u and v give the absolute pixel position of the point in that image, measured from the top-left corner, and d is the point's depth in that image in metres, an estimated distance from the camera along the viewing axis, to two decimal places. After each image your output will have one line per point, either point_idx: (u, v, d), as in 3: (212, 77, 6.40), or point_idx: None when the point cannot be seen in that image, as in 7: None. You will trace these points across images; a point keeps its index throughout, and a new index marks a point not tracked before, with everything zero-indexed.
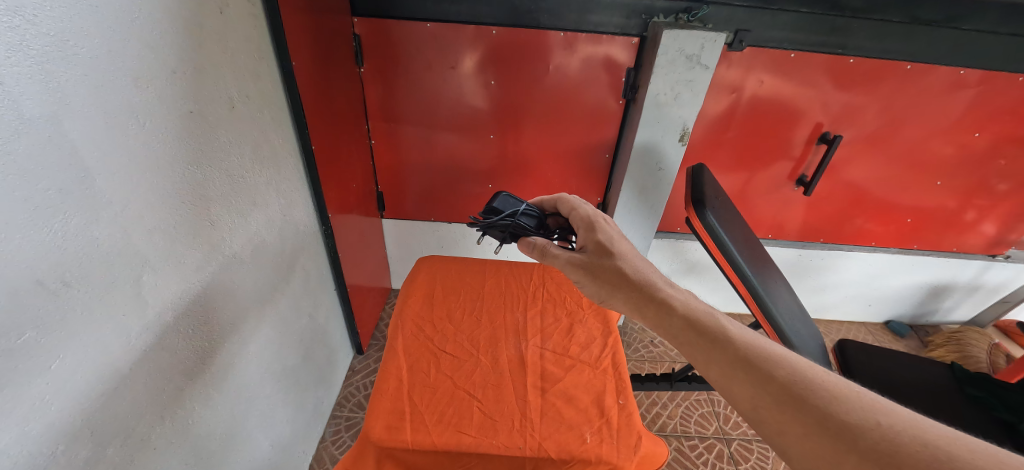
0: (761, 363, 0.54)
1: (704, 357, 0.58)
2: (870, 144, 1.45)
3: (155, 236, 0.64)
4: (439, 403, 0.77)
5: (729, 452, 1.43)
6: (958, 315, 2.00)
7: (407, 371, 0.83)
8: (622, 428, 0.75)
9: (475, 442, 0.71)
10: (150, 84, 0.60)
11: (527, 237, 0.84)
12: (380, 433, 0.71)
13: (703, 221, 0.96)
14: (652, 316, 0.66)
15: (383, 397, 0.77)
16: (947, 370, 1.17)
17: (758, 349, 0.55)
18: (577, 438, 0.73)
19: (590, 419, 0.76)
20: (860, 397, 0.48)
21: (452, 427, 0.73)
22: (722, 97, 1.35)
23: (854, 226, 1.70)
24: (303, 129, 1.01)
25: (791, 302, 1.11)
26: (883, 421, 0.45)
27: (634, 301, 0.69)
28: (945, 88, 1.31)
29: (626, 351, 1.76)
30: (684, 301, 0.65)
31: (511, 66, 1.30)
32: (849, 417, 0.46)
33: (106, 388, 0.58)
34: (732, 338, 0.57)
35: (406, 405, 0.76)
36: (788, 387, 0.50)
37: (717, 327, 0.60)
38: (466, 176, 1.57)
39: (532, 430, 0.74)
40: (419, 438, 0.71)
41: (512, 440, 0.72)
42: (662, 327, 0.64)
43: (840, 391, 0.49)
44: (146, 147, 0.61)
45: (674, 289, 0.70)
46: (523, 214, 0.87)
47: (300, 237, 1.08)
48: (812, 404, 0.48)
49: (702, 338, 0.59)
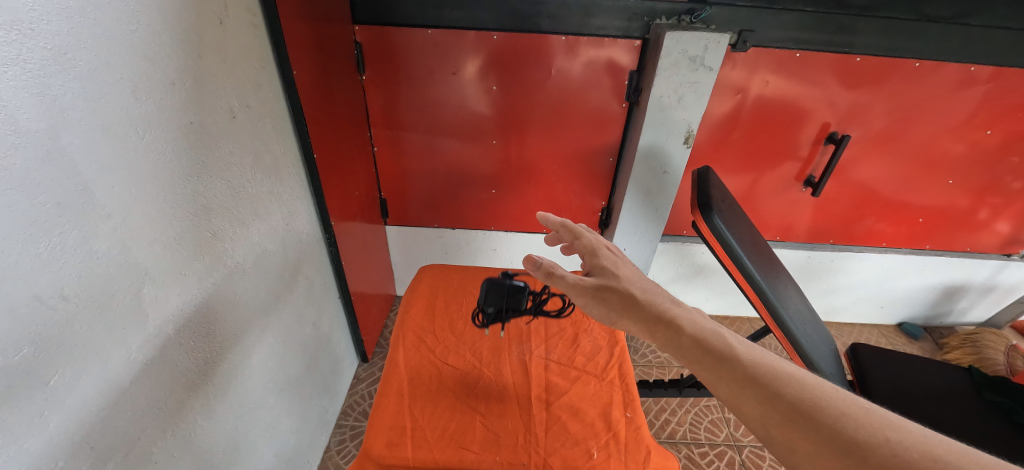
0: (768, 380, 0.51)
1: (712, 374, 0.55)
2: (879, 143, 1.43)
3: (157, 247, 0.63)
4: (441, 418, 0.76)
5: (740, 459, 1.40)
6: (972, 316, 1.96)
7: (409, 384, 0.81)
8: (630, 443, 0.73)
9: (478, 458, 0.70)
10: (150, 97, 0.60)
11: (528, 259, 0.76)
12: (381, 449, 0.70)
13: (710, 225, 0.94)
14: (660, 334, 0.63)
15: (385, 411, 0.76)
16: (963, 374, 1.14)
17: (765, 365, 0.53)
18: (584, 454, 0.72)
19: (597, 434, 0.75)
20: (868, 413, 0.46)
21: (455, 443, 0.72)
22: (727, 98, 1.33)
23: (864, 227, 1.67)
24: (305, 138, 1.00)
25: (802, 306, 1.09)
26: (892, 437, 0.43)
27: (639, 319, 0.66)
28: (955, 84, 1.29)
29: (634, 356, 1.74)
30: (691, 318, 0.62)
31: (512, 71, 1.30)
32: (858, 434, 0.44)
33: (107, 403, 0.57)
34: (739, 355, 0.55)
35: (407, 420, 0.75)
36: (796, 405, 0.48)
37: (723, 344, 0.57)
38: (469, 182, 1.56)
39: (537, 446, 0.72)
40: (421, 455, 0.70)
41: (516, 456, 0.71)
42: (668, 345, 0.61)
43: (848, 407, 0.47)
44: (145, 158, 0.60)
45: (679, 306, 0.67)
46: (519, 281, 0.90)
47: (302, 246, 1.08)
48: (822, 420, 0.46)
49: (709, 356, 0.57)
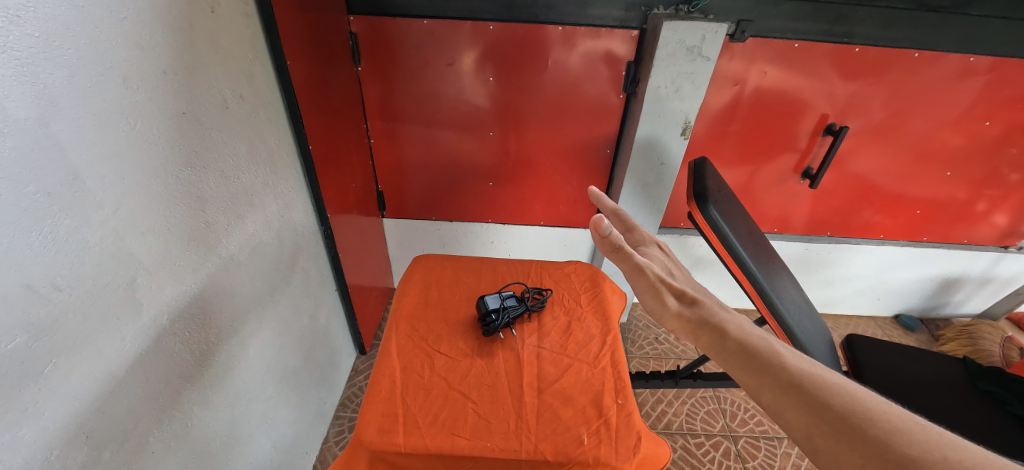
0: (814, 390, 0.49)
1: (757, 380, 0.53)
2: (877, 135, 1.42)
3: (150, 238, 0.63)
4: (433, 405, 0.76)
5: (736, 449, 1.41)
6: (968, 308, 1.97)
7: (401, 372, 0.82)
8: (621, 429, 0.74)
9: (469, 445, 0.71)
10: (141, 86, 0.60)
11: (598, 222, 0.66)
12: (372, 436, 0.71)
13: (706, 215, 0.93)
14: (705, 339, 0.62)
15: (377, 399, 0.76)
16: (958, 365, 1.14)
17: (814, 375, 0.51)
18: (575, 440, 0.72)
19: (589, 420, 0.75)
20: (921, 428, 0.43)
21: (446, 430, 0.72)
22: (725, 90, 1.33)
23: (862, 219, 1.67)
24: (300, 129, 1.00)
25: (797, 296, 1.09)
26: (948, 453, 0.40)
27: (685, 324, 0.65)
28: (954, 75, 1.28)
29: (631, 348, 1.75)
30: (738, 324, 0.61)
31: (509, 62, 1.29)
32: (909, 450, 0.42)
33: (102, 392, 0.58)
34: (786, 363, 0.53)
35: (399, 407, 0.75)
36: (844, 416, 0.46)
37: (770, 351, 0.55)
38: (466, 174, 1.55)
39: (528, 432, 0.73)
40: (412, 441, 0.70)
41: (507, 442, 0.71)
42: (715, 351, 0.60)
43: (899, 421, 0.44)
44: (136, 148, 0.60)
45: (728, 312, 0.65)
46: (506, 296, 0.93)
47: (299, 238, 1.08)
48: (868, 433, 0.44)
49: (754, 360, 0.55)
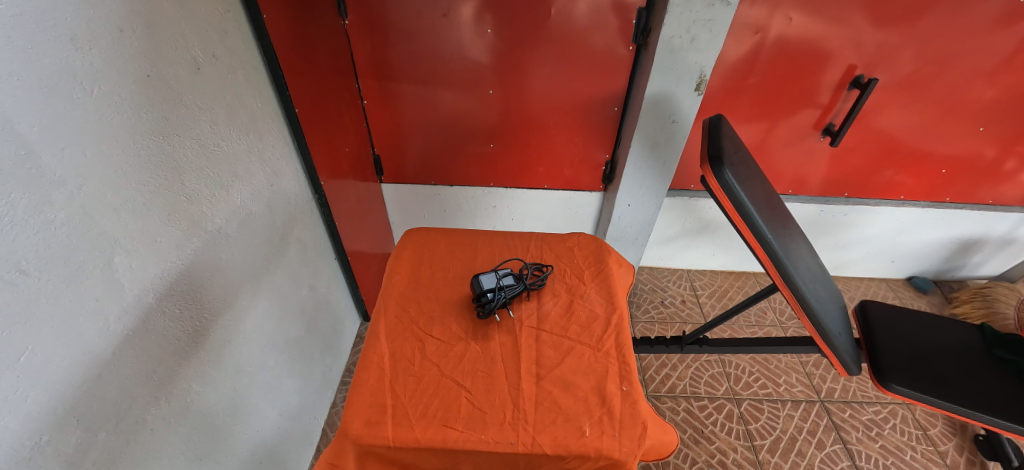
0: None
1: None
2: (907, 88, 1.32)
3: (124, 214, 0.59)
4: (423, 394, 0.74)
5: (739, 411, 1.42)
6: (986, 269, 1.92)
7: (390, 358, 0.80)
8: (624, 419, 0.72)
9: (462, 437, 0.69)
10: (93, 46, 0.53)
11: None
12: (359, 429, 0.70)
13: (720, 180, 0.85)
14: None
15: (364, 387, 0.75)
16: (976, 334, 1.11)
17: None
18: (575, 431, 0.71)
19: (590, 409, 0.74)
20: None
21: (437, 421, 0.71)
22: (745, 38, 1.22)
23: (883, 179, 1.59)
24: (284, 91, 0.93)
25: (811, 261, 1.04)
26: None
27: None
28: (998, 20, 1.16)
29: (636, 312, 1.74)
30: None
31: (511, 10, 1.18)
32: None
33: (89, 376, 0.56)
34: None
35: (388, 397, 0.74)
36: None
37: None
38: (466, 137, 1.49)
39: (525, 423, 0.71)
40: (401, 434, 0.69)
41: (503, 435, 0.70)
42: None
43: None
44: (97, 118, 0.54)
45: None
46: (502, 275, 0.90)
47: (292, 207, 1.04)
48: None
49: None
